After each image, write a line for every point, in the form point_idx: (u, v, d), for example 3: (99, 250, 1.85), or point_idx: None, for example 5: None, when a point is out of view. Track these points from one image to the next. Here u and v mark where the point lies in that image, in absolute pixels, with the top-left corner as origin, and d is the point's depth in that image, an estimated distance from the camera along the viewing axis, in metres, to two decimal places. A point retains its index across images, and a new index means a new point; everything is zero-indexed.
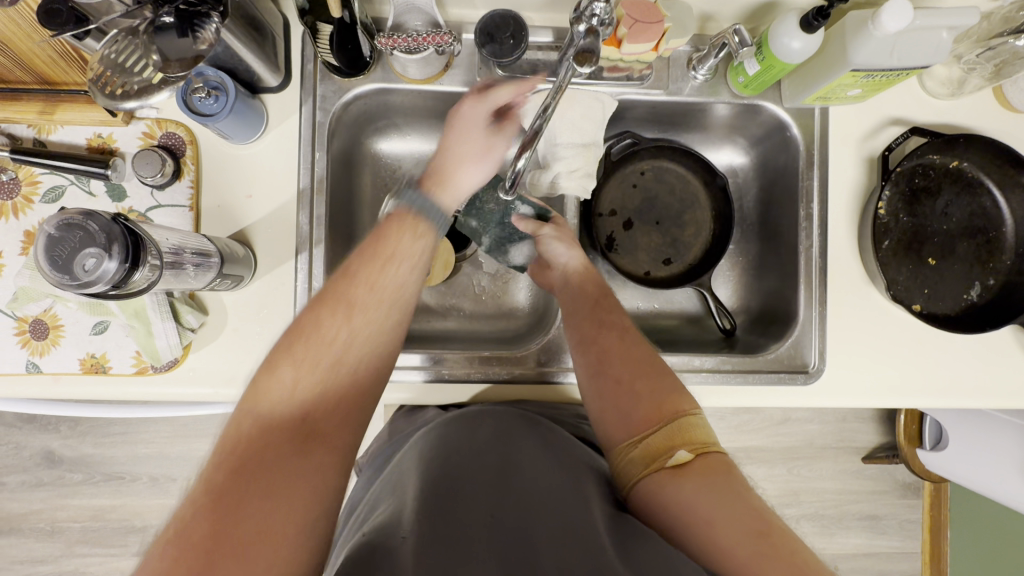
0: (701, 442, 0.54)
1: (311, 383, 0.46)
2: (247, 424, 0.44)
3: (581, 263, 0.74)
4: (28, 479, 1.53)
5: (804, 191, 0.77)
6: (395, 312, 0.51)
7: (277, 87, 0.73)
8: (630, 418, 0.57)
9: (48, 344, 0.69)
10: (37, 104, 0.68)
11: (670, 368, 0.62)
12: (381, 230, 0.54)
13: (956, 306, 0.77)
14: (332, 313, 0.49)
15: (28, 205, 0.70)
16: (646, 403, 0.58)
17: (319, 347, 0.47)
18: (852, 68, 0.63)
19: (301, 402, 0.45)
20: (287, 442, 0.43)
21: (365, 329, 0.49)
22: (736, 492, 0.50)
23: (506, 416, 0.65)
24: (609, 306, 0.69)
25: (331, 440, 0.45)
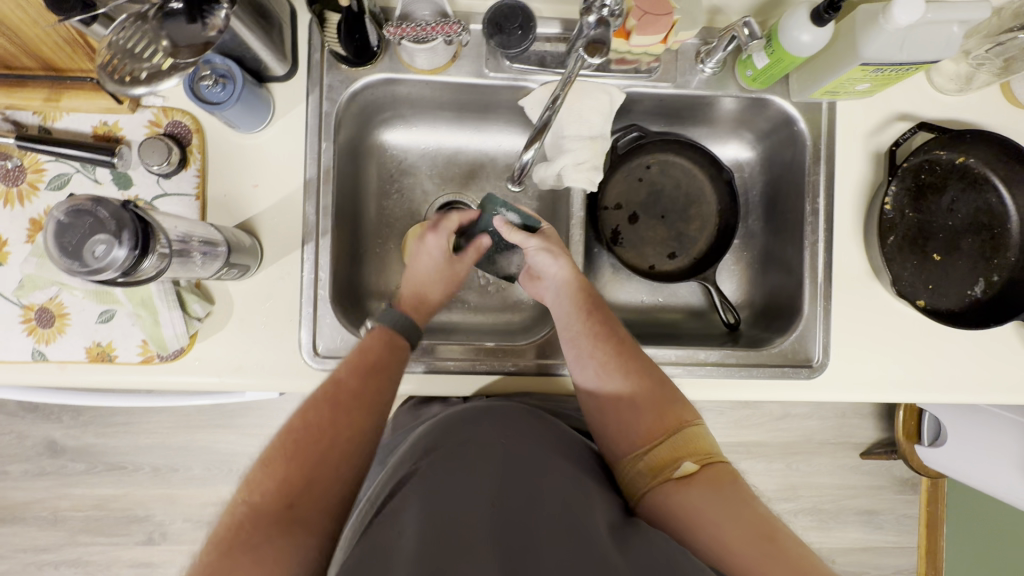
0: (704, 452, 0.58)
1: (298, 470, 0.54)
2: (246, 505, 0.52)
3: (570, 274, 0.70)
4: (30, 468, 1.53)
5: (810, 186, 0.78)
6: (371, 411, 0.61)
7: (284, 76, 0.73)
8: (635, 432, 0.61)
9: (54, 333, 0.69)
10: (43, 90, 0.68)
11: (670, 380, 0.65)
12: (364, 343, 0.66)
13: (960, 302, 0.77)
14: (313, 417, 0.58)
15: (33, 192, 0.70)
16: (650, 418, 0.61)
17: (306, 442, 0.56)
18: (861, 62, 0.63)
19: (289, 486, 0.53)
20: (271, 525, 0.50)
21: (342, 427, 0.58)
22: (740, 498, 0.54)
23: (509, 410, 0.64)
24: (608, 317, 0.69)
25: (311, 524, 0.52)
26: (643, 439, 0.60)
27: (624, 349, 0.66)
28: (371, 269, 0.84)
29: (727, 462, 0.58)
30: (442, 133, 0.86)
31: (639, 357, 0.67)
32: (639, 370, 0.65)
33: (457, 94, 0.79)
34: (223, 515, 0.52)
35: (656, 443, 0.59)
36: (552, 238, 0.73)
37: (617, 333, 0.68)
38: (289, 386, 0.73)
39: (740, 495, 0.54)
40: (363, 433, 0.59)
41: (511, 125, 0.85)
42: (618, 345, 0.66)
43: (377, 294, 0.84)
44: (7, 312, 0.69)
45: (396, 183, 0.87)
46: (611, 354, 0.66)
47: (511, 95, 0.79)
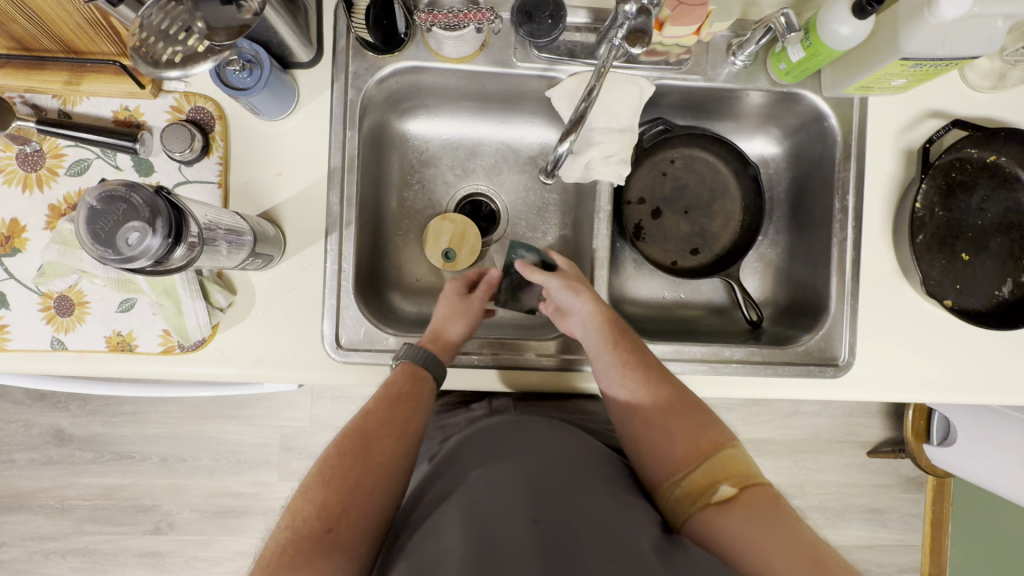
0: (742, 475, 0.57)
1: (336, 496, 0.55)
2: (288, 527, 0.53)
3: (593, 307, 0.69)
4: (37, 457, 1.53)
5: (840, 183, 0.77)
6: (403, 441, 0.61)
7: (308, 62, 0.71)
8: (669, 457, 0.60)
9: (73, 321, 0.68)
10: (62, 74, 0.66)
11: (702, 402, 0.65)
12: (393, 377, 0.66)
13: (988, 302, 0.76)
14: (350, 446, 0.59)
15: (52, 177, 0.68)
16: (683, 441, 0.60)
17: (343, 467, 0.57)
18: (902, 56, 0.62)
19: (327, 511, 0.54)
20: (310, 547, 0.51)
21: (377, 456, 0.59)
22: (783, 520, 0.53)
23: (545, 426, 0.64)
24: (636, 339, 0.69)
25: (347, 548, 0.52)
26: (678, 464, 0.59)
27: (653, 372, 0.66)
28: (392, 261, 0.83)
29: (768, 484, 0.57)
30: (466, 123, 0.85)
31: (671, 379, 0.66)
32: (671, 394, 0.64)
33: (483, 84, 0.77)
34: (265, 539, 0.53)
35: (691, 467, 0.58)
36: (572, 274, 0.74)
37: (646, 356, 0.67)
38: (311, 378, 0.72)
39: (783, 517, 0.53)
40: (396, 464, 0.59)
41: (536, 116, 0.83)
42: (647, 368, 0.66)
43: (398, 286, 0.83)
44: (25, 300, 0.68)
45: (418, 174, 0.85)
46: (641, 378, 0.65)
47: (538, 86, 0.78)
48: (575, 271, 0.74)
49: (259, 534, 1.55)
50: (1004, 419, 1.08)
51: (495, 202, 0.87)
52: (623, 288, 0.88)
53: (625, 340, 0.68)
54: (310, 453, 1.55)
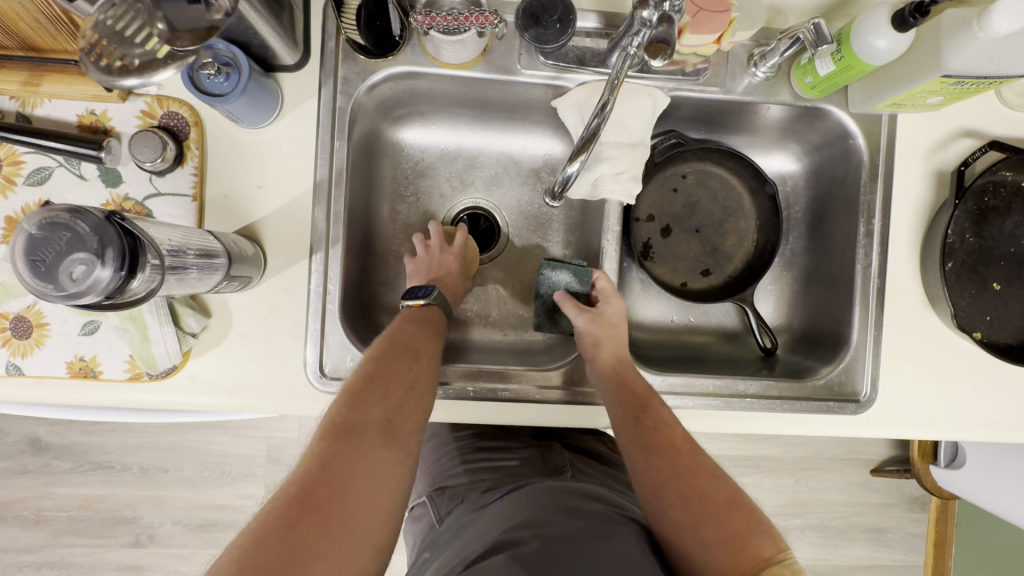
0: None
1: (386, 396, 0.53)
2: (344, 415, 0.51)
3: (615, 364, 0.65)
4: (11, 466, 1.46)
5: (865, 205, 0.71)
6: (436, 353, 0.61)
7: (294, 66, 0.65)
8: (704, 566, 0.52)
9: (31, 344, 0.62)
10: (20, 73, 0.60)
11: (755, 506, 0.56)
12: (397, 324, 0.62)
13: (1019, 335, 0.71)
14: (390, 352, 0.57)
15: (10, 187, 0.62)
16: (720, 549, 0.52)
17: (397, 367, 0.56)
18: (944, 73, 0.56)
19: (379, 408, 0.52)
20: (374, 436, 0.50)
21: (417, 365, 0.57)
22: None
23: (589, 495, 0.62)
24: (665, 415, 0.62)
25: (407, 442, 0.52)
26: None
27: (682, 459, 0.58)
28: (383, 279, 0.77)
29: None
30: (465, 132, 0.79)
31: (705, 467, 0.58)
32: (704, 487, 0.56)
33: (484, 91, 0.72)
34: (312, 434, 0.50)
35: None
36: (614, 324, 0.68)
37: (676, 437, 0.60)
38: (292, 408, 0.66)
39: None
40: (434, 372, 0.59)
41: (541, 127, 0.78)
42: (677, 452, 0.59)
43: (389, 307, 0.77)
44: None
45: (413, 186, 0.80)
46: (668, 465, 0.58)
47: (544, 95, 0.72)
48: (621, 322, 0.69)
49: None
50: None
51: (494, 217, 0.81)
52: (630, 311, 0.82)
53: (652, 415, 0.61)
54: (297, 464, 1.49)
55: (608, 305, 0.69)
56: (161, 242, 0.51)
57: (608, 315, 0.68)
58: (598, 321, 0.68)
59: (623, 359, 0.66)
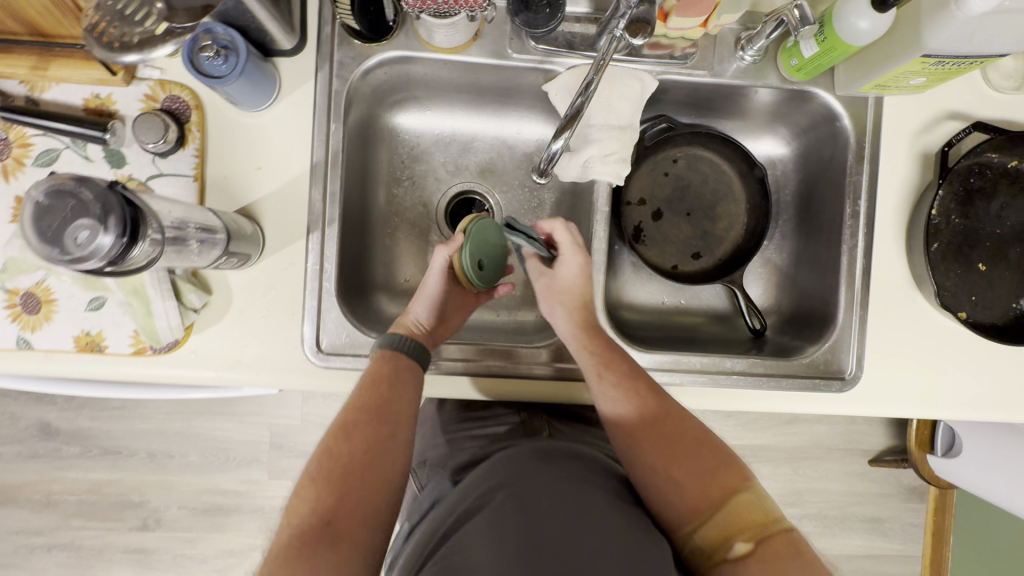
0: (759, 525, 0.55)
1: (329, 494, 0.55)
2: (296, 520, 0.54)
3: (574, 325, 0.68)
4: (23, 451, 1.50)
5: (851, 186, 0.73)
6: (391, 428, 0.60)
7: (291, 50, 0.67)
8: (678, 506, 0.57)
9: (40, 319, 0.65)
10: (30, 58, 0.62)
11: (719, 439, 0.61)
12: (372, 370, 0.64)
13: (1004, 315, 0.72)
14: (335, 437, 0.59)
15: (19, 168, 0.65)
16: (693, 489, 0.57)
17: (343, 457, 0.58)
18: (924, 53, 0.58)
19: (322, 508, 0.54)
20: (317, 539, 0.52)
21: (361, 444, 0.58)
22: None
23: (568, 452, 0.64)
24: (628, 369, 0.64)
25: (353, 540, 0.53)
26: (689, 514, 0.57)
27: (652, 409, 0.61)
28: (380, 261, 0.79)
29: (788, 528, 0.55)
30: (459, 117, 0.81)
31: (675, 414, 0.62)
32: (671, 434, 0.60)
33: (476, 76, 0.73)
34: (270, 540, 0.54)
35: (704, 519, 0.56)
36: (568, 287, 0.70)
37: (642, 389, 0.63)
38: (290, 383, 0.68)
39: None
40: (388, 452, 0.59)
41: (533, 111, 0.79)
42: (642, 403, 0.62)
43: (385, 287, 0.79)
44: None
45: (408, 170, 0.81)
46: (634, 416, 0.61)
47: (535, 79, 0.74)
48: (577, 284, 0.70)
49: (247, 532, 1.52)
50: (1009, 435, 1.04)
51: (488, 201, 0.83)
52: (622, 292, 0.84)
53: (614, 371, 0.63)
54: (300, 451, 1.52)
55: (561, 267, 0.71)
56: (162, 214, 0.54)
57: (562, 279, 0.70)
58: (553, 284, 0.71)
59: (583, 317, 0.68)
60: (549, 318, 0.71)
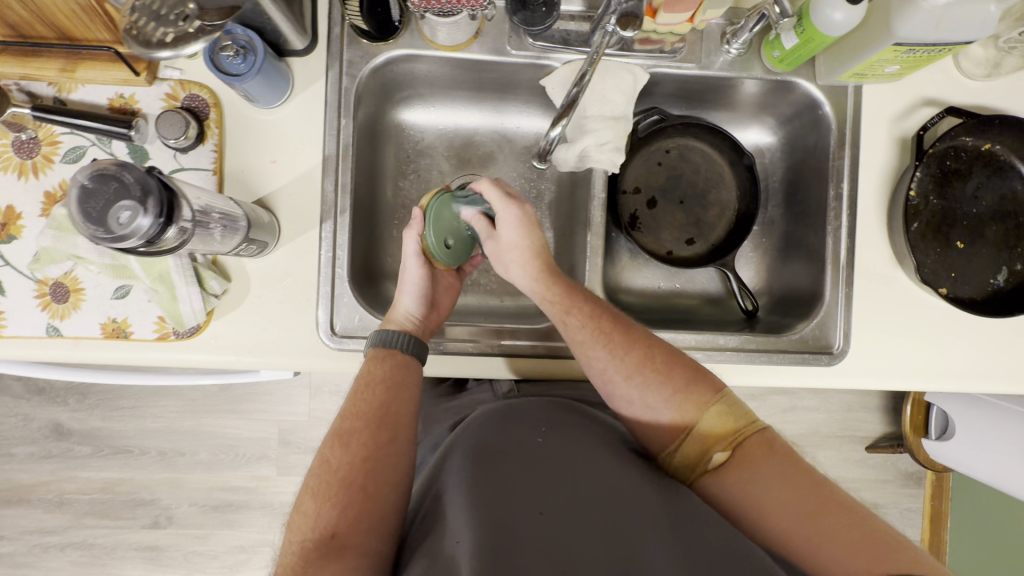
0: (731, 433, 0.59)
1: (331, 508, 0.58)
2: (303, 537, 0.56)
3: (532, 278, 0.71)
4: (36, 451, 1.52)
5: (834, 171, 0.77)
6: (387, 433, 0.63)
7: (303, 50, 0.71)
8: (659, 428, 0.63)
9: (68, 308, 0.68)
10: (57, 61, 0.67)
11: (691, 359, 0.65)
12: (367, 371, 0.67)
13: (982, 290, 0.76)
14: (333, 449, 0.62)
15: (48, 165, 0.69)
16: (666, 411, 0.62)
17: (340, 467, 0.60)
18: (895, 41, 0.62)
19: (326, 523, 0.57)
20: (322, 551, 0.54)
21: (358, 452, 0.61)
22: (783, 470, 0.56)
23: (540, 414, 0.66)
24: (590, 308, 0.68)
25: (359, 547, 0.55)
26: (670, 435, 0.62)
27: (616, 340, 0.65)
28: (388, 250, 0.83)
29: (759, 429, 0.59)
30: (461, 113, 0.85)
31: (639, 341, 0.66)
32: (640, 359, 0.64)
33: (477, 72, 0.78)
34: (280, 561, 0.56)
35: (683, 436, 0.61)
36: (513, 244, 0.72)
37: (605, 323, 0.67)
38: (305, 365, 0.72)
39: (789, 470, 0.56)
40: (384, 456, 0.62)
41: (531, 106, 0.84)
42: (608, 337, 0.66)
43: (393, 275, 0.83)
44: (21, 288, 0.68)
45: (413, 164, 0.85)
46: (606, 348, 0.65)
47: (532, 75, 0.78)
48: (518, 238, 0.71)
49: (255, 528, 1.54)
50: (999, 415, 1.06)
51: None
52: (620, 278, 0.88)
53: (577, 314, 0.67)
54: (306, 448, 1.54)
55: (501, 226, 0.72)
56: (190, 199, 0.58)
57: (504, 238, 0.72)
58: (500, 246, 0.73)
59: (536, 268, 0.71)
60: (509, 277, 0.74)
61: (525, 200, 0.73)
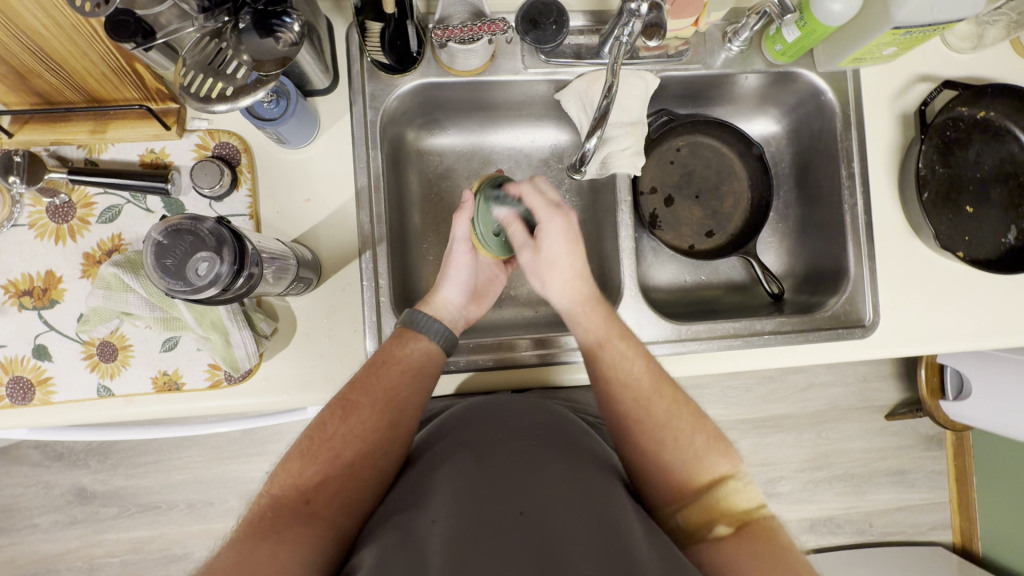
0: (739, 512, 0.57)
1: (313, 473, 0.57)
2: (270, 496, 0.55)
3: (575, 297, 0.70)
4: (62, 518, 1.48)
5: (844, 151, 0.80)
6: (385, 414, 0.62)
7: (325, 89, 0.73)
8: (663, 485, 0.60)
9: (117, 366, 0.68)
10: (87, 123, 0.68)
11: (718, 431, 0.64)
12: (386, 349, 0.66)
13: (995, 250, 0.79)
14: (331, 417, 0.61)
15: (85, 227, 0.69)
16: (680, 470, 0.60)
17: (330, 437, 0.59)
18: (894, 25, 0.65)
19: (303, 486, 0.56)
20: (291, 510, 0.54)
21: (356, 428, 0.60)
22: (778, 556, 0.52)
23: (530, 413, 0.65)
24: (623, 351, 0.67)
25: (328, 518, 0.54)
26: (672, 495, 0.60)
27: (646, 388, 0.65)
28: (421, 273, 0.84)
29: (767, 514, 0.57)
30: (478, 133, 0.87)
31: (668, 397, 0.64)
32: (666, 416, 0.63)
33: (494, 93, 0.80)
34: (245, 510, 0.55)
35: (688, 502, 0.59)
36: (556, 259, 0.69)
37: (637, 370, 0.66)
38: None
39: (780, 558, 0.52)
40: (376, 438, 0.60)
41: (546, 120, 0.86)
42: (639, 382, 0.65)
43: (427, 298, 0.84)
44: (68, 351, 0.68)
45: (437, 187, 0.87)
46: (639, 395, 0.64)
47: (546, 89, 0.80)
48: (563, 251, 0.69)
49: None
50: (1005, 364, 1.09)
51: None
52: (646, 275, 0.90)
53: (612, 349, 0.67)
54: None
55: (545, 237, 0.69)
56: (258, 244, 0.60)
57: (547, 251, 0.69)
58: (540, 259, 0.70)
59: (577, 287, 0.70)
60: (546, 292, 0.72)
61: (570, 211, 0.70)
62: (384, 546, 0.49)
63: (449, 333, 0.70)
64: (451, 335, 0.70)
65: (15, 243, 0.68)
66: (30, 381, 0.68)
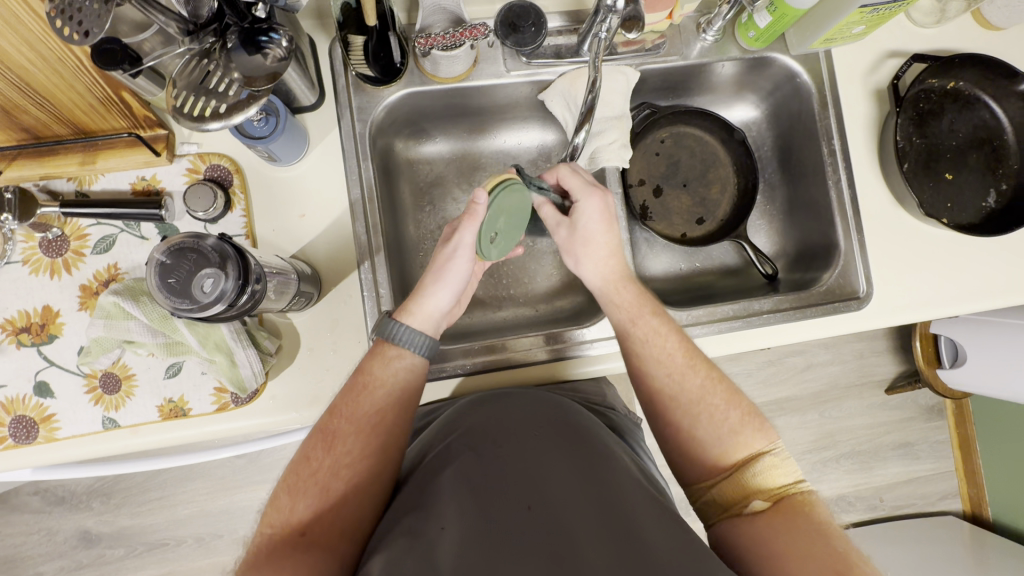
0: (775, 488, 0.56)
1: (304, 505, 0.55)
2: (270, 528, 0.55)
3: (608, 273, 0.71)
4: (67, 564, 1.44)
5: (824, 130, 0.82)
6: (371, 439, 0.59)
7: (312, 105, 0.74)
8: (700, 460, 0.61)
9: (121, 397, 0.67)
10: (76, 155, 0.68)
11: (764, 419, 0.62)
12: (367, 361, 0.64)
13: (978, 214, 0.81)
14: (316, 448, 0.58)
15: (79, 259, 0.68)
16: (714, 446, 0.60)
17: (318, 468, 0.57)
18: (860, 4, 0.67)
19: (297, 518, 0.54)
20: (286, 546, 0.52)
21: (343, 456, 0.58)
22: (812, 533, 0.52)
23: (532, 409, 0.65)
24: (656, 326, 0.67)
25: (324, 550, 0.53)
26: (706, 471, 0.60)
27: (679, 363, 0.65)
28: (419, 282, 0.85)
29: (803, 490, 0.56)
30: (466, 139, 0.88)
31: (703, 372, 0.64)
32: (701, 391, 0.63)
33: (478, 98, 0.81)
34: (245, 546, 0.55)
35: (720, 478, 0.59)
36: (592, 237, 0.70)
37: (669, 346, 0.66)
38: None
39: (818, 539, 0.52)
40: (364, 463, 0.58)
41: (531, 121, 0.88)
42: (672, 358, 0.65)
43: None
44: (70, 386, 0.67)
45: (428, 195, 0.88)
46: (676, 370, 0.64)
47: (529, 91, 0.82)
48: (599, 230, 0.70)
49: None
50: (998, 327, 1.11)
51: None
52: (643, 265, 0.91)
53: (642, 325, 0.67)
54: None
55: (582, 215, 0.69)
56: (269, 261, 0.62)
57: (585, 229, 0.70)
58: (575, 238, 0.71)
59: (610, 266, 0.71)
60: (578, 271, 0.73)
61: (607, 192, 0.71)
62: (393, 551, 0.49)
63: (432, 339, 0.67)
64: (435, 339, 0.67)
65: (10, 281, 0.68)
66: (33, 420, 0.67)
